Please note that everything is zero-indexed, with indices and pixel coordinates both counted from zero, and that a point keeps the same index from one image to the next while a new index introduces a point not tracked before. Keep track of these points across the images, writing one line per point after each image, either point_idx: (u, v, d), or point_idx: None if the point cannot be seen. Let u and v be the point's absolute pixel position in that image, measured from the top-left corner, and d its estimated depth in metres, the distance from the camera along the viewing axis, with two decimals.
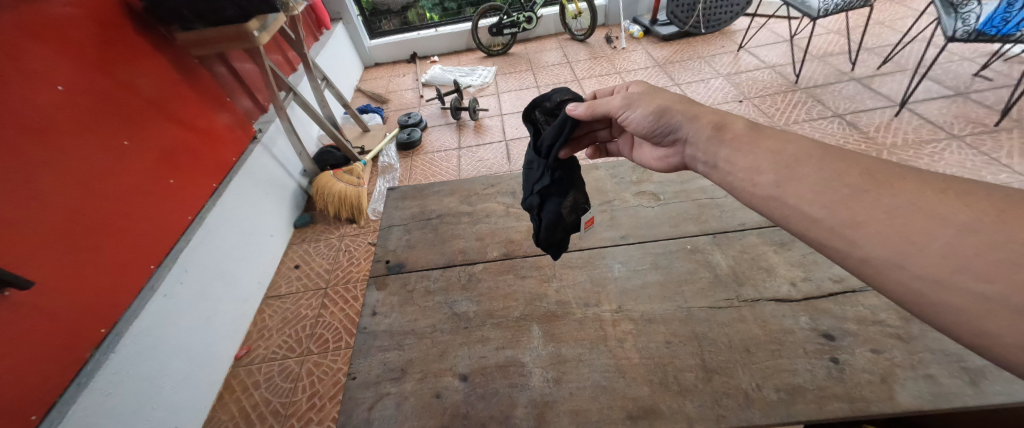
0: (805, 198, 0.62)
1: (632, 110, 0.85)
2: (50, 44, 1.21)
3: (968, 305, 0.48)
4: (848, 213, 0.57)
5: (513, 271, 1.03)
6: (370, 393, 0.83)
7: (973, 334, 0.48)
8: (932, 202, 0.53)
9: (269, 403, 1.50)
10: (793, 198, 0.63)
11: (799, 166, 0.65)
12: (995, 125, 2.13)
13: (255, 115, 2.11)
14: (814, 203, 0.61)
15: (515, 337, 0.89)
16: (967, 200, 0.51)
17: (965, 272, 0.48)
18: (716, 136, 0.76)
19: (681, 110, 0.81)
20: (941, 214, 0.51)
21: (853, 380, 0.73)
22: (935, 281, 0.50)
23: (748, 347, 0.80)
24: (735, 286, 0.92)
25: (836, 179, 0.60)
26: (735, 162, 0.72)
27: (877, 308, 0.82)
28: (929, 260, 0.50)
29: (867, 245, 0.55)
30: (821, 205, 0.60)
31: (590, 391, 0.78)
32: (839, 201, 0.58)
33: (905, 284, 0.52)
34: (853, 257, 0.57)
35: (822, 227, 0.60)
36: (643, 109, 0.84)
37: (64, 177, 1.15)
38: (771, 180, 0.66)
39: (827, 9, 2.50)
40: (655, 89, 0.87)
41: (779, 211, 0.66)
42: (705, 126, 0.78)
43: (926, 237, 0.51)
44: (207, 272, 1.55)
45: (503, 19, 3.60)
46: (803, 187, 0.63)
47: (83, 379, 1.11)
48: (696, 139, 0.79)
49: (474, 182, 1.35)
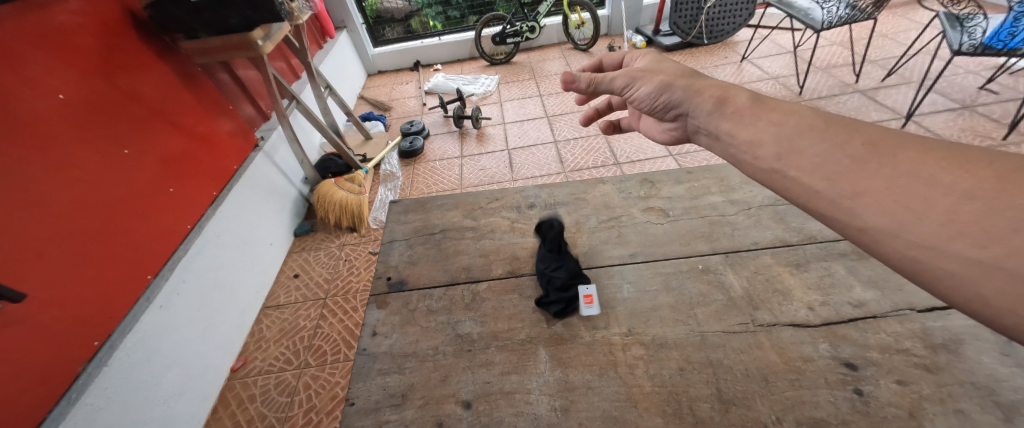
0: (806, 170, 0.59)
1: (636, 87, 0.83)
2: (53, 52, 1.19)
3: (961, 271, 0.46)
4: (848, 184, 0.55)
5: (518, 292, 1.00)
6: (369, 420, 0.80)
7: (966, 299, 0.47)
8: (934, 171, 0.50)
9: (264, 418, 1.46)
10: (795, 170, 0.61)
11: (800, 138, 0.62)
12: (1003, 139, 2.10)
13: (257, 122, 2.09)
14: (815, 175, 0.58)
15: (520, 361, 0.86)
16: (968, 168, 0.49)
17: (961, 239, 0.46)
18: (718, 108, 0.73)
19: (684, 85, 0.78)
20: (940, 182, 0.49)
21: (880, 415, 0.69)
22: (931, 248, 0.48)
23: (766, 377, 0.77)
24: (750, 310, 0.88)
25: (838, 150, 0.58)
26: (736, 135, 0.69)
27: (900, 335, 0.79)
28: (926, 227, 0.49)
29: (867, 216, 0.53)
30: (822, 177, 0.58)
31: (601, 422, 0.75)
32: (842, 172, 0.56)
33: (902, 252, 0.51)
34: (852, 227, 0.55)
35: (823, 199, 0.57)
36: (646, 86, 0.82)
37: (61, 186, 1.13)
38: (772, 152, 0.64)
39: (830, 21, 2.49)
40: (659, 64, 0.85)
41: (779, 184, 0.63)
42: (707, 101, 0.75)
43: (926, 204, 0.49)
44: (204, 282, 1.52)
45: (506, 29, 3.60)
46: (804, 159, 0.60)
47: (74, 394, 1.07)
48: (698, 113, 0.76)
49: (477, 195, 1.32)
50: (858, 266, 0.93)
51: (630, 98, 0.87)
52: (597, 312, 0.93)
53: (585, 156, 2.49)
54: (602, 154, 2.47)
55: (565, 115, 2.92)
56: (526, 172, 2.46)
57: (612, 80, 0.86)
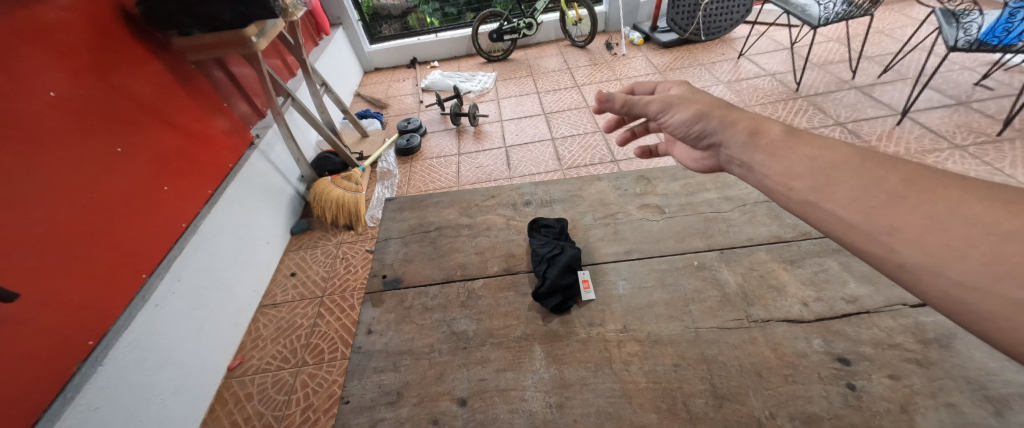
0: (842, 203, 0.58)
1: (671, 114, 0.79)
2: (43, 51, 1.18)
3: (1006, 312, 0.44)
4: (885, 220, 0.54)
5: (514, 289, 1.00)
6: (364, 418, 0.80)
7: (1011, 342, 0.45)
8: (974, 210, 0.49)
9: (262, 416, 1.46)
10: (830, 203, 0.59)
11: (835, 171, 0.60)
12: (997, 135, 2.11)
13: (252, 120, 2.07)
14: (850, 209, 0.57)
15: (516, 358, 0.86)
16: (1011, 208, 0.48)
17: (1006, 279, 0.45)
18: (750, 138, 0.71)
19: (720, 115, 0.75)
20: (982, 222, 0.48)
21: (871, 409, 0.70)
22: (978, 288, 0.46)
23: (759, 372, 0.77)
24: (744, 306, 0.88)
25: (874, 185, 0.57)
26: (769, 167, 0.67)
27: (893, 330, 0.80)
28: (968, 265, 0.47)
29: (904, 252, 0.52)
30: (858, 211, 0.56)
31: (595, 418, 0.75)
32: (879, 207, 0.55)
33: (943, 291, 0.49)
34: (892, 263, 0.53)
35: (858, 233, 0.56)
36: (680, 114, 0.78)
37: (55, 186, 1.12)
38: (807, 185, 0.62)
39: (827, 18, 2.48)
40: (694, 94, 0.82)
41: (812, 216, 0.61)
42: (740, 132, 0.72)
43: (968, 242, 0.48)
44: (199, 281, 1.52)
45: (504, 25, 3.57)
46: (840, 191, 0.58)
47: (69, 394, 1.06)
48: (730, 143, 0.73)
49: (474, 193, 1.32)
50: (852, 262, 0.94)
51: (662, 124, 0.82)
52: (595, 296, 0.95)
53: (583, 153, 2.49)
54: (599, 151, 2.47)
55: (563, 112, 2.92)
56: (524, 170, 2.46)
57: (647, 104, 0.81)
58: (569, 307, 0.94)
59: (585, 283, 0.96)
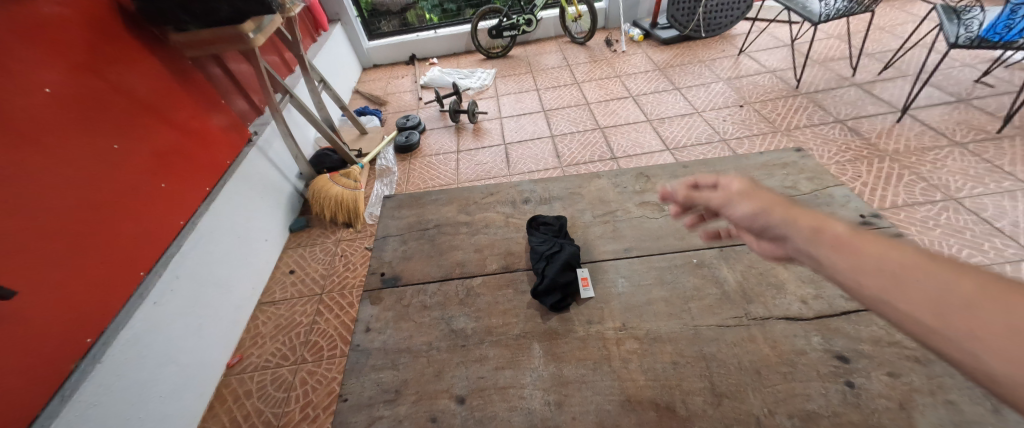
0: (910, 303, 0.44)
1: (732, 206, 0.64)
2: (39, 47, 1.17)
3: None
4: (964, 323, 0.40)
5: (513, 286, 1.00)
6: (362, 416, 0.79)
7: None
8: None
9: (261, 413, 1.46)
10: (897, 302, 0.45)
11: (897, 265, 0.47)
12: (997, 132, 2.11)
13: (250, 117, 2.06)
14: (921, 309, 0.43)
15: (515, 356, 0.86)
16: None
17: None
18: (813, 233, 0.54)
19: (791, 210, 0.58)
20: None
21: (870, 407, 0.70)
22: None
23: (758, 370, 0.77)
24: (744, 304, 0.88)
25: (948, 284, 0.43)
26: (837, 263, 0.50)
27: (892, 328, 0.80)
28: None
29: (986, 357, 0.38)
30: (930, 312, 0.42)
31: (593, 416, 0.75)
32: (956, 311, 0.41)
33: None
34: (976, 372, 0.39)
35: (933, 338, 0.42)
36: (742, 206, 0.62)
37: (51, 183, 1.12)
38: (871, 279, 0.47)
39: (828, 14, 2.47)
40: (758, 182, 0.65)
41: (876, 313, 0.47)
42: (805, 228, 0.55)
43: None
44: (198, 278, 1.51)
45: (503, 22, 3.56)
46: (908, 291, 0.44)
47: (68, 391, 1.06)
48: (796, 240, 0.55)
49: (472, 191, 1.31)
50: None
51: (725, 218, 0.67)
52: (594, 294, 0.95)
53: (582, 151, 2.48)
54: (599, 149, 2.47)
55: (563, 109, 2.91)
56: (524, 167, 2.45)
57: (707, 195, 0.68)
58: (570, 305, 0.94)
59: (585, 280, 0.97)
